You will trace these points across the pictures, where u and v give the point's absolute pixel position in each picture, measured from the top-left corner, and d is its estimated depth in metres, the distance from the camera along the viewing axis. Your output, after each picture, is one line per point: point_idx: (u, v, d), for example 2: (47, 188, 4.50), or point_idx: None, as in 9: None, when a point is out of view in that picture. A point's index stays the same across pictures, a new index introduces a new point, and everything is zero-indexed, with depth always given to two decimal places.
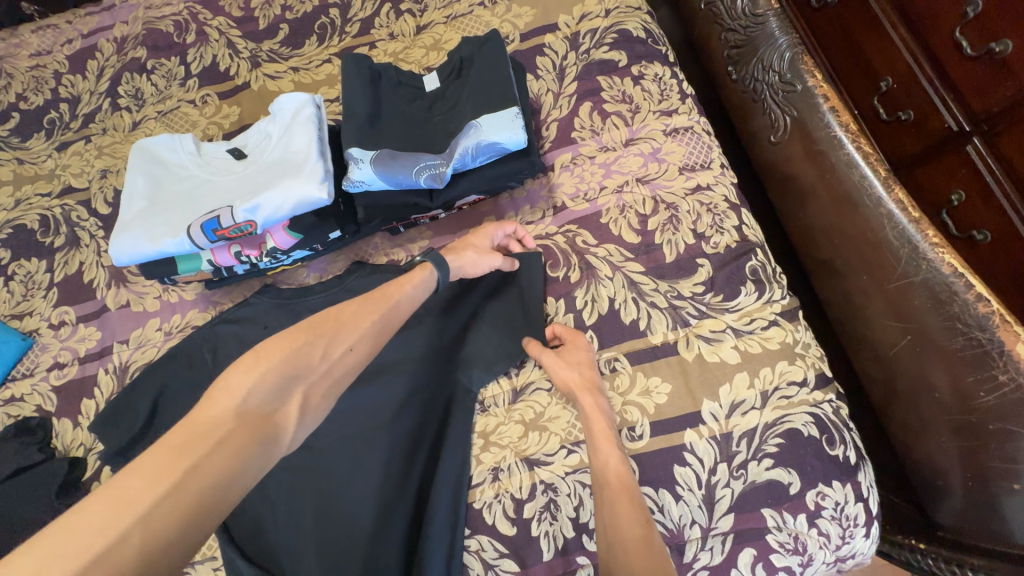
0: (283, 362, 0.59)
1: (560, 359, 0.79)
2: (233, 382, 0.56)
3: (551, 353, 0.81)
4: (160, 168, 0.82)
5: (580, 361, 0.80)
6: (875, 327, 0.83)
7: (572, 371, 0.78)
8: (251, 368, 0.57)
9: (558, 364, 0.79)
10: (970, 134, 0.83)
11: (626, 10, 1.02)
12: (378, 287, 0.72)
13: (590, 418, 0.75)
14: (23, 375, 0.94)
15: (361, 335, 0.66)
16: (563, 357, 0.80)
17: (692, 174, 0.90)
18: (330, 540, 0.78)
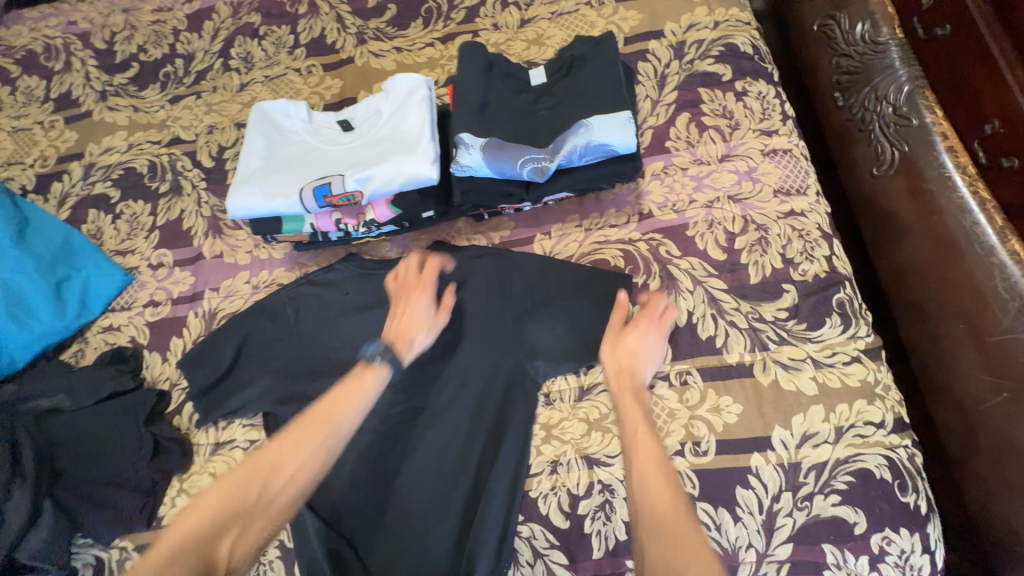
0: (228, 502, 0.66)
1: (615, 335, 0.81)
2: (198, 511, 0.65)
3: (614, 324, 0.82)
4: (274, 131, 0.86)
5: (630, 344, 0.80)
6: (964, 379, 0.80)
7: (625, 350, 0.79)
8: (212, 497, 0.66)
9: (610, 342, 0.80)
10: None
11: (735, 24, 1.00)
12: (322, 407, 0.75)
13: (625, 407, 0.75)
14: (121, 307, 1.00)
15: (296, 470, 0.70)
16: (616, 336, 0.81)
17: (786, 198, 0.89)
18: (387, 505, 0.83)
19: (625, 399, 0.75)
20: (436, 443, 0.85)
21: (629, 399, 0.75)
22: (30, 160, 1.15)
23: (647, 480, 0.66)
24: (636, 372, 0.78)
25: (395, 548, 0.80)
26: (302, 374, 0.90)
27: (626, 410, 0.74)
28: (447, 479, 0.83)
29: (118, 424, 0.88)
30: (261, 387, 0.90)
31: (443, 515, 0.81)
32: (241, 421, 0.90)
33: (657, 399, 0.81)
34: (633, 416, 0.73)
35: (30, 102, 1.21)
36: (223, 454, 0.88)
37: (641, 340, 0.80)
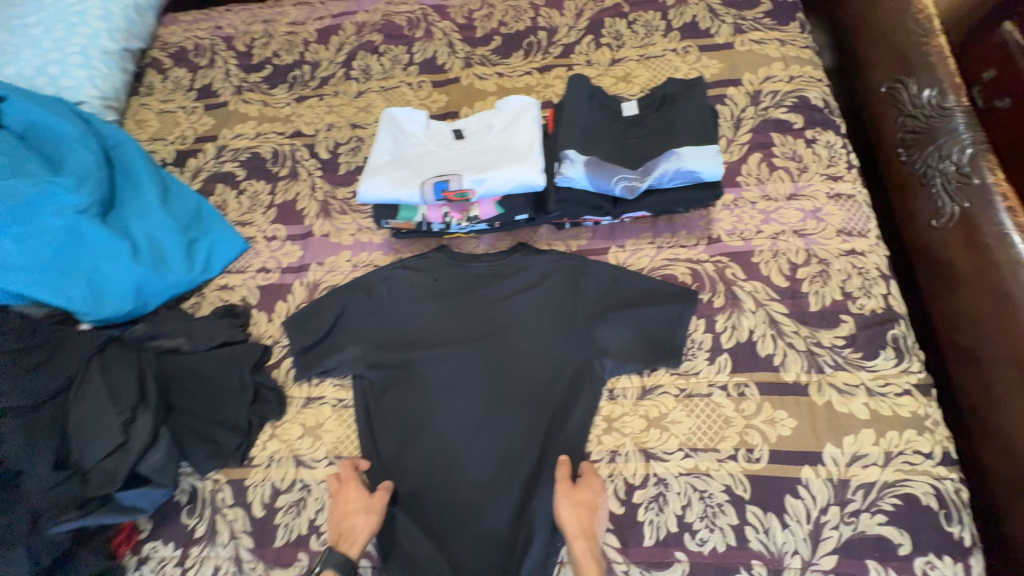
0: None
1: (567, 496, 0.82)
2: None
3: (563, 487, 0.84)
4: (399, 134, 1.01)
5: (585, 502, 0.83)
6: (1014, 425, 0.84)
7: (574, 513, 0.81)
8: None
9: (564, 501, 0.82)
10: None
11: (809, 80, 1.11)
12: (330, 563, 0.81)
13: (583, 559, 0.77)
14: (236, 270, 1.14)
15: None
16: (571, 492, 0.83)
17: (848, 238, 0.97)
18: (455, 477, 0.91)
19: (584, 560, 0.77)
20: (503, 425, 0.93)
21: (582, 551, 0.78)
22: (172, 138, 1.33)
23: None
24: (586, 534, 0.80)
25: (460, 516, 0.89)
26: (389, 346, 1.01)
27: (582, 565, 0.77)
28: (511, 460, 0.91)
29: (228, 368, 0.99)
30: (353, 353, 1.01)
31: (505, 493, 0.89)
32: (332, 380, 1.01)
33: (714, 405, 0.88)
34: (590, 568, 0.77)
35: (177, 90, 1.41)
36: (313, 407, 0.99)
37: (586, 500, 0.83)
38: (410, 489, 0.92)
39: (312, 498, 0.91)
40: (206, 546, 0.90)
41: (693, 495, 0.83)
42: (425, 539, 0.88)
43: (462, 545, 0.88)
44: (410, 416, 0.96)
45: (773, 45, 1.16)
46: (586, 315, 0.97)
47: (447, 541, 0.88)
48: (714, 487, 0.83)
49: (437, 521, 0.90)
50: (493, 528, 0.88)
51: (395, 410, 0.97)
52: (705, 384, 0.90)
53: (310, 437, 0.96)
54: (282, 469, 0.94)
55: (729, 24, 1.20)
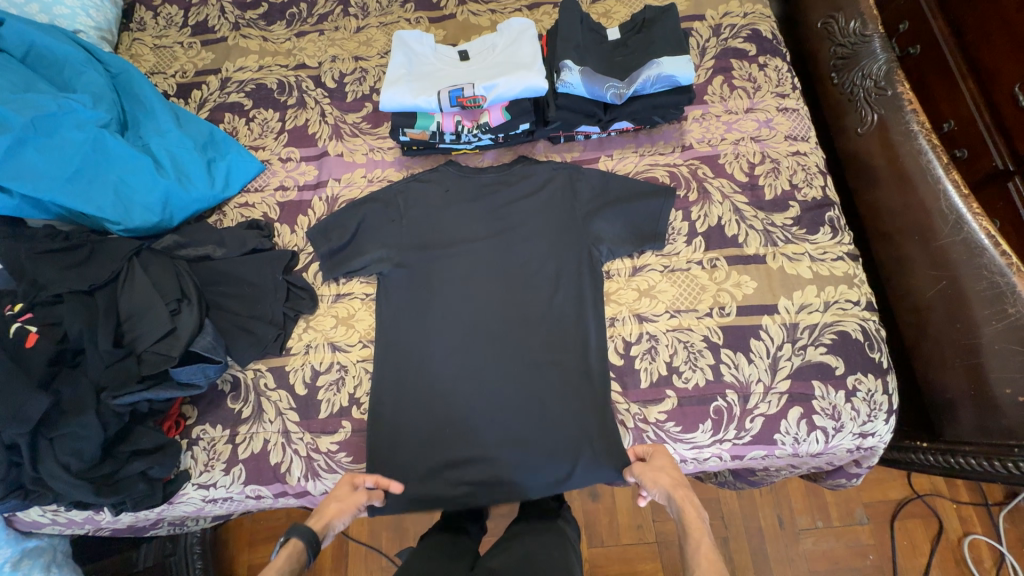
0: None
1: (648, 466, 0.86)
2: None
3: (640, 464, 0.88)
4: (410, 52, 1.11)
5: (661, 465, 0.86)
6: (917, 278, 1.08)
7: (663, 473, 0.84)
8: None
9: (648, 470, 0.85)
10: (1012, 172, 1.10)
11: (760, 16, 1.30)
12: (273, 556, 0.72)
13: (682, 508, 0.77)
14: (255, 190, 1.22)
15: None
16: (650, 464, 0.87)
17: (794, 142, 1.17)
18: (481, 363, 1.04)
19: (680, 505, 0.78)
20: (519, 317, 1.06)
21: (685, 498, 0.78)
22: (171, 72, 1.37)
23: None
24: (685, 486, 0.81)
25: (488, 395, 1.02)
26: (411, 249, 1.12)
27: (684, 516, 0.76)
28: (528, 343, 1.05)
29: (258, 270, 1.08)
30: (377, 255, 1.11)
31: (526, 371, 1.03)
32: (359, 279, 1.12)
33: (693, 277, 1.06)
34: (692, 514, 0.76)
35: (169, 26, 1.43)
36: (344, 301, 1.10)
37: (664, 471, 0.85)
38: (441, 378, 1.04)
39: (350, 376, 1.04)
40: (254, 424, 1.02)
41: (679, 346, 1.01)
42: (456, 412, 1.02)
43: (493, 418, 1.01)
44: (435, 315, 1.07)
45: None
46: (582, 213, 1.12)
47: (477, 415, 1.01)
48: (696, 338, 1.02)
49: (468, 402, 1.02)
50: (518, 401, 1.01)
51: (420, 310, 1.08)
52: (684, 261, 1.08)
53: (343, 327, 1.08)
54: (319, 354, 1.06)
55: None
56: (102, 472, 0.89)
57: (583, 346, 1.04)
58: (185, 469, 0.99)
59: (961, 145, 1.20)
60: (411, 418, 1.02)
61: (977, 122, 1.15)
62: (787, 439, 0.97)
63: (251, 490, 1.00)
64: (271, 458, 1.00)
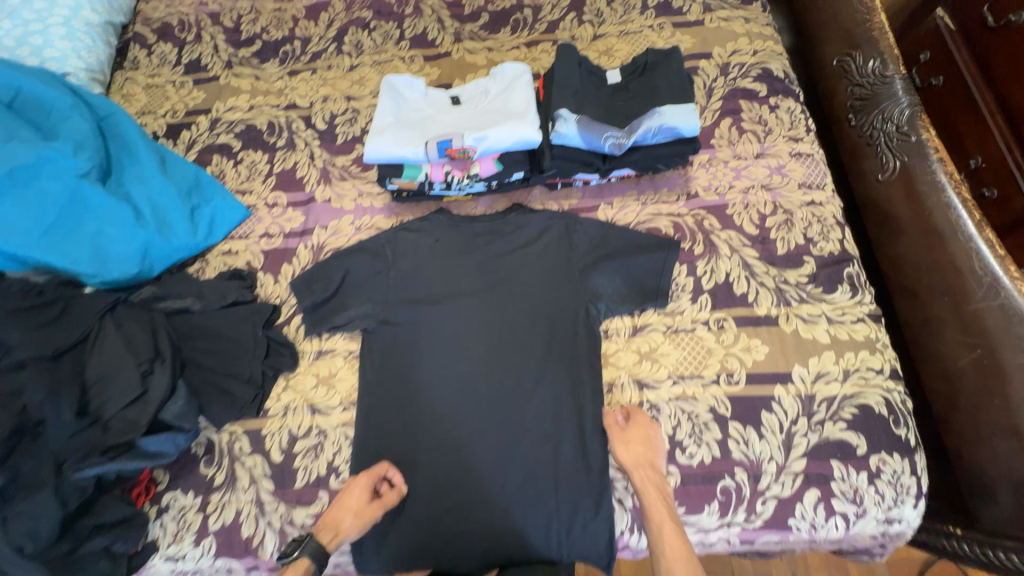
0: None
1: (620, 436, 0.90)
2: None
3: (615, 429, 0.91)
4: (399, 99, 1.06)
5: (637, 439, 0.89)
6: (947, 343, 0.98)
7: (633, 449, 0.88)
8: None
9: (618, 441, 0.89)
10: None
11: (770, 54, 1.23)
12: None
13: (643, 485, 0.86)
14: (239, 236, 1.17)
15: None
16: (622, 435, 0.90)
17: (808, 191, 1.09)
18: (469, 430, 0.97)
19: (646, 487, 0.85)
20: (510, 380, 0.99)
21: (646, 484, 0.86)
22: (161, 111, 1.34)
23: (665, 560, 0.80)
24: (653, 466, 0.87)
25: (477, 467, 0.95)
26: (398, 304, 1.06)
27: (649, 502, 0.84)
28: (518, 410, 0.97)
29: (238, 326, 1.03)
30: (362, 310, 1.05)
31: (515, 442, 0.95)
32: (342, 334, 1.06)
33: (697, 338, 0.98)
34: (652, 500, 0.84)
35: (163, 65, 1.41)
36: (326, 359, 1.04)
37: (648, 445, 0.89)
38: (425, 446, 0.97)
39: (329, 442, 0.98)
40: (227, 491, 0.96)
41: (682, 417, 0.93)
42: (443, 483, 0.94)
43: (481, 492, 0.93)
44: (419, 378, 1.01)
45: (738, 23, 1.27)
46: (578, 267, 1.05)
47: (466, 486, 0.94)
48: (700, 408, 0.93)
49: (454, 473, 0.94)
50: (510, 472, 0.94)
51: (403, 373, 1.01)
52: (689, 321, 1.00)
53: (324, 387, 1.02)
54: (297, 417, 1.00)
55: (699, 3, 1.30)
56: (59, 551, 0.83)
57: (579, 413, 0.96)
58: (153, 539, 0.93)
59: (991, 184, 1.14)
60: (392, 492, 0.94)
61: (1006, 159, 1.09)
62: (802, 525, 0.87)
63: (221, 564, 0.93)
64: (243, 530, 0.93)
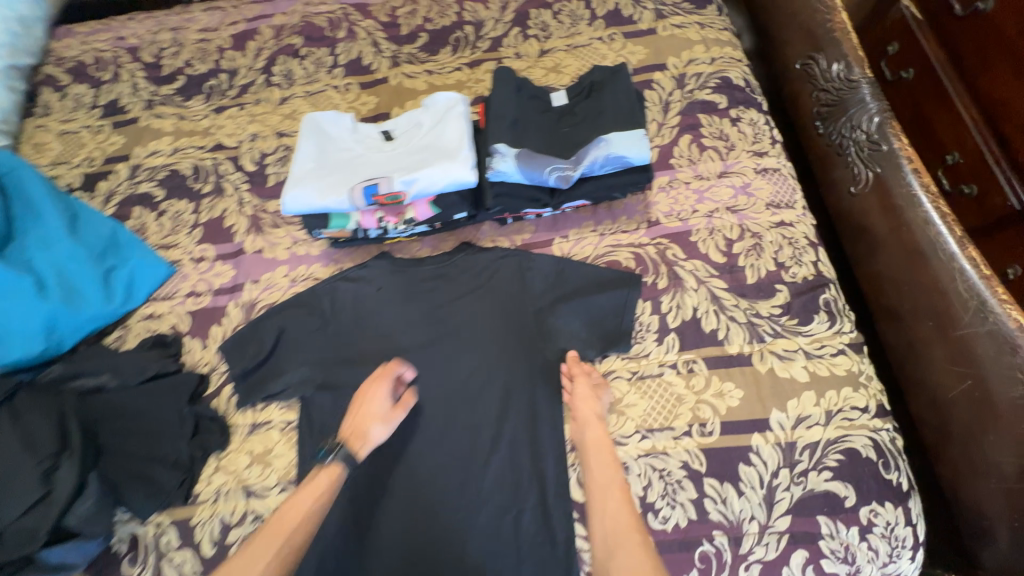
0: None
1: (584, 394, 0.87)
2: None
3: (580, 386, 0.88)
4: (324, 138, 0.96)
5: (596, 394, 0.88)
6: (935, 370, 0.91)
7: (592, 408, 0.86)
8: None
9: (581, 398, 0.87)
10: None
11: (729, 61, 1.15)
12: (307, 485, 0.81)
13: (596, 437, 0.83)
14: (163, 297, 1.07)
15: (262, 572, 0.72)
16: (589, 391, 0.87)
17: (777, 211, 1.01)
18: (421, 506, 0.87)
19: (599, 437, 0.83)
20: (464, 444, 0.90)
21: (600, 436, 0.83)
22: (77, 160, 1.23)
23: (606, 512, 0.75)
24: (597, 416, 0.85)
25: (431, 547, 0.84)
26: (340, 364, 0.96)
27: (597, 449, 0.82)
28: (475, 477, 0.87)
29: (159, 403, 0.92)
30: (299, 374, 0.95)
31: (475, 512, 0.85)
32: (278, 404, 0.95)
33: (666, 384, 0.90)
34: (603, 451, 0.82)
35: (78, 108, 1.30)
36: (260, 433, 0.93)
37: (595, 396, 0.87)
38: (375, 524, 0.86)
39: None
40: None
41: (653, 475, 0.84)
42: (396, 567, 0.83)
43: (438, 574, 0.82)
44: None
45: (693, 29, 1.19)
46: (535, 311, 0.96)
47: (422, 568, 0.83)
48: (672, 465, 0.85)
49: (408, 553, 0.84)
50: (470, 548, 0.84)
51: None
52: (655, 365, 0.92)
53: (259, 466, 0.91)
54: (230, 502, 0.88)
55: (651, 10, 1.22)
56: None
57: (543, 474, 0.87)
58: None
59: (968, 180, 1.06)
60: None
61: (984, 154, 1.02)
62: None
63: None
64: None
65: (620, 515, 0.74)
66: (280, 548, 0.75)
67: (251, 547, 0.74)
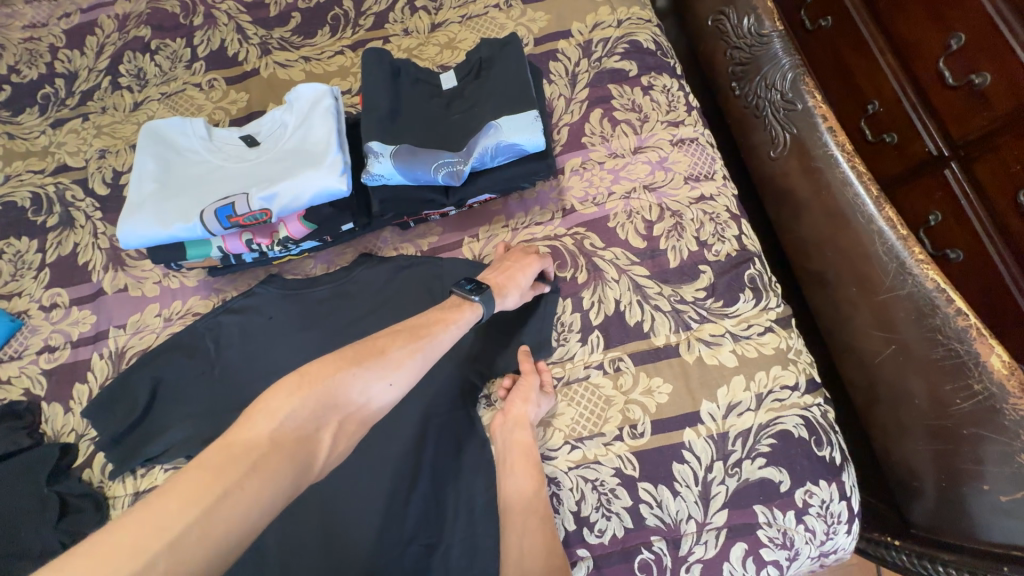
0: (323, 393, 0.57)
1: (522, 395, 0.79)
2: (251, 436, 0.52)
3: (525, 386, 0.80)
4: (170, 151, 0.81)
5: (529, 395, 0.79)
6: (860, 336, 0.88)
7: (525, 410, 0.78)
8: (297, 388, 0.56)
9: (517, 399, 0.79)
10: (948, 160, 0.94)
11: (637, 22, 1.05)
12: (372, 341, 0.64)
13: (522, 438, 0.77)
14: (10, 357, 0.91)
15: (403, 371, 0.64)
16: (526, 391, 0.79)
17: (696, 184, 0.94)
18: (337, 561, 0.77)
19: (526, 440, 0.77)
20: (381, 483, 0.81)
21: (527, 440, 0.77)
22: None
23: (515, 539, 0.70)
24: (530, 423, 0.78)
25: None
26: (228, 413, 0.83)
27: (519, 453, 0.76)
28: (395, 520, 0.79)
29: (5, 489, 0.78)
30: (183, 432, 0.83)
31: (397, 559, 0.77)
32: (163, 466, 0.83)
33: (593, 387, 0.84)
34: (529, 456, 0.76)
35: None
36: None
37: (534, 402, 0.79)
38: None
39: None
40: None
41: (586, 487, 0.79)
42: None
43: None
44: None
45: None
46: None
47: None
48: (605, 473, 0.79)
49: None
50: None
51: None
52: (581, 368, 0.85)
53: None
54: None
55: None
56: None
57: (470, 505, 0.79)
58: None
59: (889, 128, 1.03)
60: None
61: (902, 102, 0.98)
62: None
63: None
64: None
65: (530, 536, 0.69)
66: (427, 352, 0.67)
67: (394, 336, 0.66)
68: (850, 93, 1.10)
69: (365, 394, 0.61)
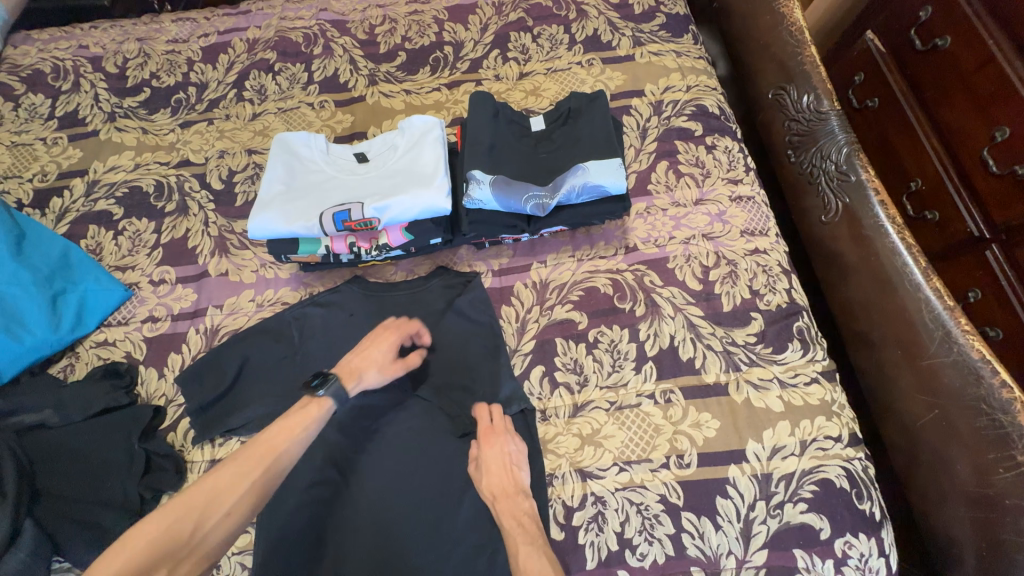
0: (166, 530, 0.60)
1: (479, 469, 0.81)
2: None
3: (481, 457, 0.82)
4: (294, 160, 0.93)
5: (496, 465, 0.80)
6: (904, 399, 0.92)
7: (496, 480, 0.79)
8: (133, 538, 0.59)
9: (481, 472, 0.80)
10: (989, 241, 1.00)
11: (705, 89, 1.17)
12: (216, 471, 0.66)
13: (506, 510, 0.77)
14: (117, 322, 1.01)
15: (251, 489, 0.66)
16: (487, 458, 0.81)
17: (751, 238, 1.02)
18: (387, 552, 0.80)
19: (505, 516, 0.76)
20: (436, 481, 0.85)
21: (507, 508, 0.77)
22: (29, 174, 1.16)
23: (522, 557, 0.71)
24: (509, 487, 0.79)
25: None
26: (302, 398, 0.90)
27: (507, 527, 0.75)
28: (447, 518, 0.82)
29: (107, 440, 0.86)
30: (259, 409, 0.89)
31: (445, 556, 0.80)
32: (238, 439, 0.90)
33: (644, 415, 0.89)
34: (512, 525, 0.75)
35: (33, 119, 1.23)
36: None
37: (506, 466, 0.80)
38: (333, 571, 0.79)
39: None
40: None
41: (631, 510, 0.82)
42: None
43: None
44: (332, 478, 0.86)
45: (670, 57, 1.20)
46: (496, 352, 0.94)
47: None
48: (650, 498, 0.83)
49: None
50: None
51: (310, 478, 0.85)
52: (633, 396, 0.90)
53: None
54: None
55: (629, 37, 1.23)
56: None
57: None
58: None
59: (931, 206, 1.11)
60: None
61: (945, 183, 1.07)
62: None
63: None
64: None
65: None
66: (261, 480, 0.68)
67: (234, 460, 0.67)
68: (893, 168, 1.19)
69: (206, 529, 0.62)
